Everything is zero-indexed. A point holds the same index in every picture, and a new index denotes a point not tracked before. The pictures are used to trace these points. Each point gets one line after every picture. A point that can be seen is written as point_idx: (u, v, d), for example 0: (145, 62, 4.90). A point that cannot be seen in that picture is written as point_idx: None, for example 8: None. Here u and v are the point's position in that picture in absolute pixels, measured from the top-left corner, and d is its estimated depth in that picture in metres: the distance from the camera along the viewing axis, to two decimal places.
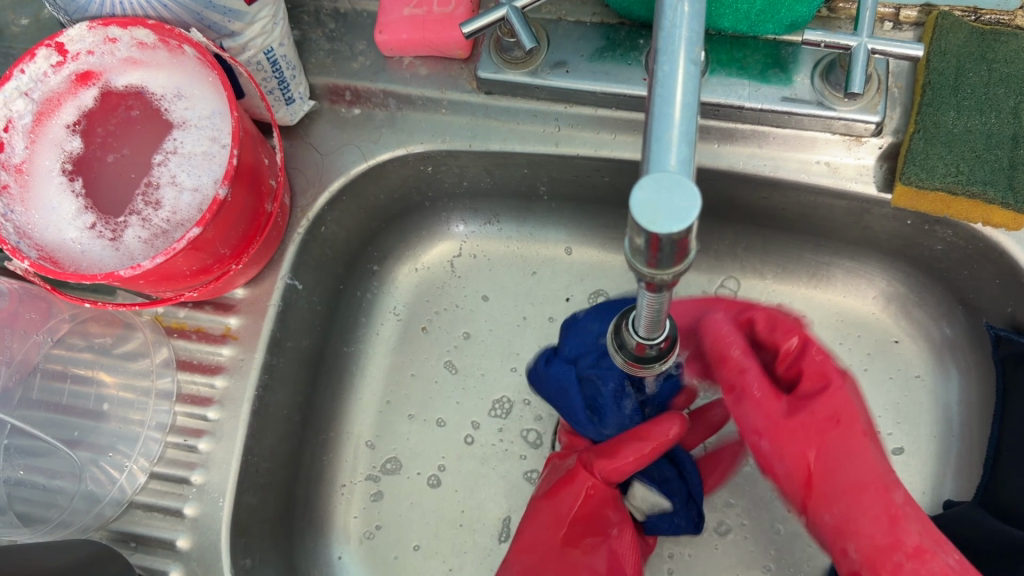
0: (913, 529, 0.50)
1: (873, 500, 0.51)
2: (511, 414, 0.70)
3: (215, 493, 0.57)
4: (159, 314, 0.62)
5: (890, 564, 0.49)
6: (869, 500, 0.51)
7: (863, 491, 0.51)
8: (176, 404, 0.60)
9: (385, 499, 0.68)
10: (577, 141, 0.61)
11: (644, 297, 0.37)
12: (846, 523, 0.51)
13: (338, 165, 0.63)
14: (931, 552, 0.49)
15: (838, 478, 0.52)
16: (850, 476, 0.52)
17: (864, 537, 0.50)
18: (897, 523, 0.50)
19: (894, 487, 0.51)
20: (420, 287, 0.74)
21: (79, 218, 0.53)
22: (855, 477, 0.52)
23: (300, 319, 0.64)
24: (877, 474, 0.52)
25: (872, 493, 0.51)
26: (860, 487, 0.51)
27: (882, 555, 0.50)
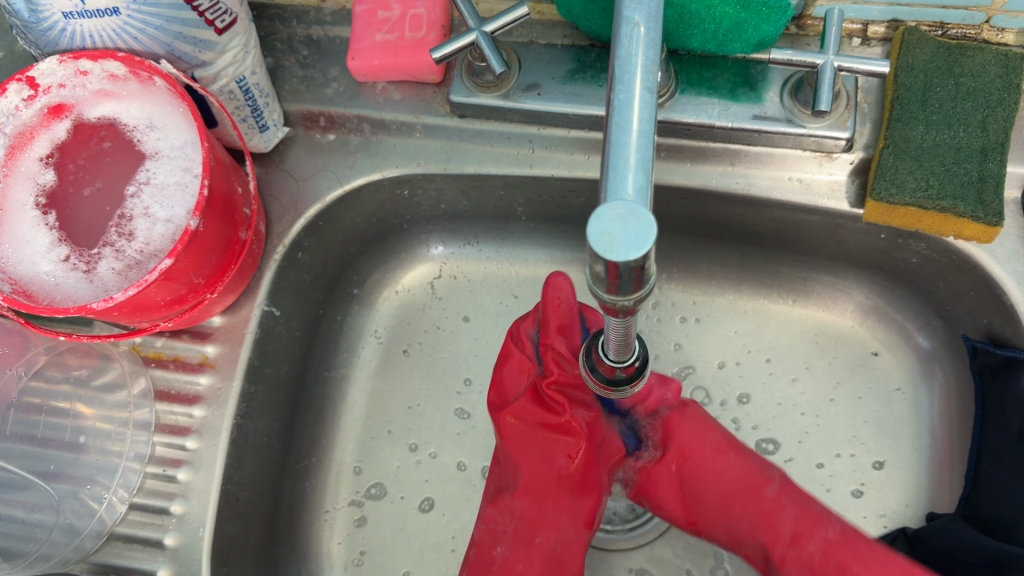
0: (767, 488, 0.58)
1: (744, 505, 0.59)
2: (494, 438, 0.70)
3: (195, 523, 0.57)
4: (136, 343, 0.62)
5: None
6: (727, 480, 0.60)
7: (733, 501, 0.59)
8: (155, 435, 0.59)
9: (369, 525, 0.68)
10: (551, 162, 0.61)
11: (609, 321, 0.37)
12: (707, 514, 0.60)
13: (314, 191, 0.63)
14: (836, 551, 0.55)
15: (712, 495, 0.60)
16: (716, 479, 0.60)
17: (764, 533, 0.58)
18: (800, 542, 0.56)
19: (767, 488, 0.58)
20: (400, 309, 0.74)
21: (52, 250, 0.53)
22: (728, 486, 0.59)
23: (278, 345, 0.64)
24: (743, 479, 0.59)
25: (744, 484, 0.59)
26: (728, 502, 0.59)
27: (734, 484, 0.59)
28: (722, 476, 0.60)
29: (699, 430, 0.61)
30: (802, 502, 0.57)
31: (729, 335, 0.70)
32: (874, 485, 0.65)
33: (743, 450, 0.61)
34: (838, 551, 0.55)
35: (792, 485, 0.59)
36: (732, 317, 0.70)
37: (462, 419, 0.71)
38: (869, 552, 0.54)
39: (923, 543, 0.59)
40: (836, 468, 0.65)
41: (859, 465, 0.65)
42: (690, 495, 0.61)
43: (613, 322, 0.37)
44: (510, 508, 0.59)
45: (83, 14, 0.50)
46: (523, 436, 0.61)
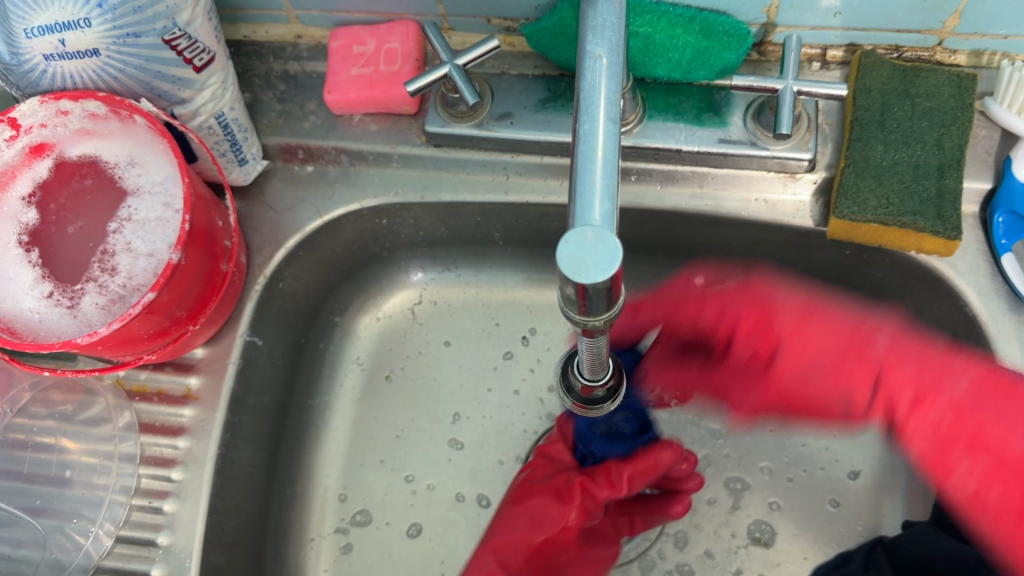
0: (944, 402, 0.53)
1: (853, 367, 0.56)
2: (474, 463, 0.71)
3: (182, 554, 0.58)
4: (121, 377, 0.62)
5: (975, 428, 0.52)
6: (895, 377, 0.54)
7: (894, 367, 0.55)
8: (140, 467, 0.60)
9: (355, 552, 0.69)
10: (526, 188, 0.63)
11: (583, 343, 0.39)
12: (796, 380, 0.58)
13: (294, 222, 0.64)
14: (969, 408, 0.52)
15: (812, 382, 0.57)
16: (823, 371, 0.57)
17: (885, 395, 0.55)
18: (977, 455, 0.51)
19: (876, 341, 0.56)
20: (382, 335, 0.75)
21: (36, 287, 0.54)
22: (832, 347, 0.57)
23: (261, 374, 0.65)
24: (848, 338, 0.56)
25: (951, 402, 0.53)
26: (887, 365, 0.55)
27: (919, 366, 0.54)
28: (831, 338, 0.57)
29: (820, 331, 0.57)
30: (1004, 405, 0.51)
31: None
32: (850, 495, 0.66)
33: (816, 316, 0.58)
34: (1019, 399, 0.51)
35: (957, 374, 0.53)
36: None
37: (455, 449, 0.72)
38: (1008, 405, 0.51)
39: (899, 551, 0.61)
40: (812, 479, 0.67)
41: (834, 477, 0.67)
42: (903, 416, 0.55)
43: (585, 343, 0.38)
44: (534, 508, 0.63)
45: (64, 56, 0.51)
46: (523, 513, 0.63)
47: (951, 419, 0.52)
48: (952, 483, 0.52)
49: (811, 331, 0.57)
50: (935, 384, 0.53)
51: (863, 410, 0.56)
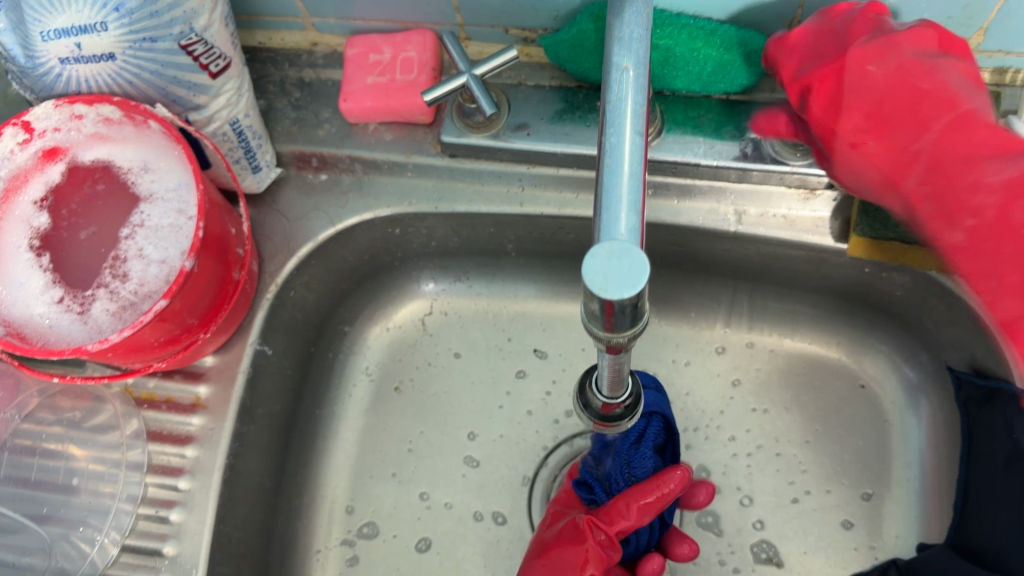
0: (923, 140, 0.47)
1: (919, 128, 0.47)
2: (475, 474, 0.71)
3: (188, 565, 0.57)
4: (129, 384, 0.61)
5: (909, 110, 0.47)
6: (893, 128, 0.48)
7: (891, 118, 0.48)
8: (147, 475, 0.59)
9: (361, 564, 0.69)
10: (541, 200, 0.62)
11: (604, 359, 0.38)
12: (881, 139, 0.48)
13: (306, 231, 0.63)
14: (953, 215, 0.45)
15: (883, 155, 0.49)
16: (905, 129, 0.48)
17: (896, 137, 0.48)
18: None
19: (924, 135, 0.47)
20: (392, 345, 0.75)
21: (46, 292, 0.54)
22: (909, 129, 0.47)
23: (271, 384, 0.64)
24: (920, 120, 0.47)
25: (947, 132, 0.46)
26: (881, 119, 0.48)
27: (895, 97, 0.48)
28: (891, 132, 0.48)
29: (898, 97, 0.48)
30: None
31: (719, 369, 0.70)
32: (864, 516, 0.65)
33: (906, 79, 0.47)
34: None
35: (959, 92, 0.47)
36: (722, 351, 0.71)
37: (471, 467, 0.71)
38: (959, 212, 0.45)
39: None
40: (826, 500, 0.66)
41: (849, 497, 0.66)
42: (896, 172, 0.49)
43: (607, 357, 0.38)
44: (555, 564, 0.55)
45: (79, 60, 0.51)
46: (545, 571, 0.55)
47: (932, 181, 0.47)
48: (861, 152, 0.50)
49: (838, 125, 0.50)
50: (940, 111, 0.47)
51: (902, 184, 0.49)
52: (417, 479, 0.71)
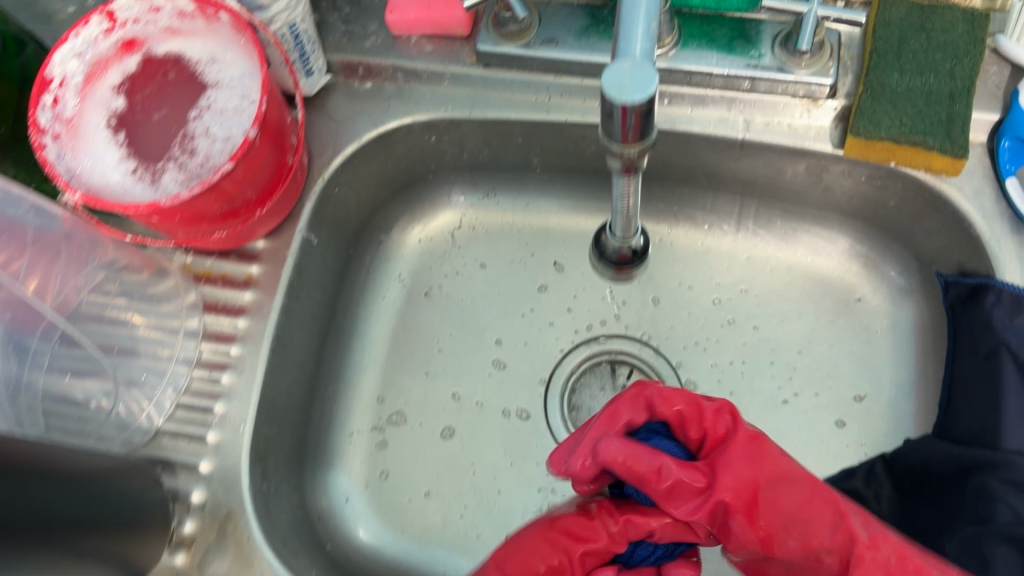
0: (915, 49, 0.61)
1: (811, 513, 0.54)
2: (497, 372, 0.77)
3: (237, 421, 0.64)
4: (187, 263, 0.69)
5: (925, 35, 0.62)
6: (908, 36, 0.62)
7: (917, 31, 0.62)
8: (202, 342, 0.66)
9: (388, 448, 0.76)
10: (566, 108, 0.67)
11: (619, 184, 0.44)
12: (806, 536, 0.54)
13: (352, 132, 0.69)
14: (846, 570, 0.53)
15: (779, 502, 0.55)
16: (788, 502, 0.55)
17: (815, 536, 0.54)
18: (876, 544, 0.53)
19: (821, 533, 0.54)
20: (423, 255, 0.81)
21: (122, 163, 0.60)
22: (793, 499, 0.55)
23: (315, 270, 0.71)
24: (805, 481, 0.56)
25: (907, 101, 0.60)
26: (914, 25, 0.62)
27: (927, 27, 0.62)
28: (813, 523, 0.54)
29: (793, 497, 0.55)
30: (739, 443, 0.57)
31: (725, 281, 0.76)
32: (854, 414, 0.71)
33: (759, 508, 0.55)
34: (812, 490, 0.55)
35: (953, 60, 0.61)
36: (730, 265, 0.77)
37: (498, 368, 0.77)
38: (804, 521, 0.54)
39: (899, 464, 0.66)
40: (820, 399, 0.72)
41: (842, 398, 0.72)
42: None
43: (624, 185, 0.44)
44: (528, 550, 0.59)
45: None
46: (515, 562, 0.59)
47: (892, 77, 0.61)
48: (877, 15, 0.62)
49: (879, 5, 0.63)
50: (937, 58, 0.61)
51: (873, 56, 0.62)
52: (444, 375, 0.78)
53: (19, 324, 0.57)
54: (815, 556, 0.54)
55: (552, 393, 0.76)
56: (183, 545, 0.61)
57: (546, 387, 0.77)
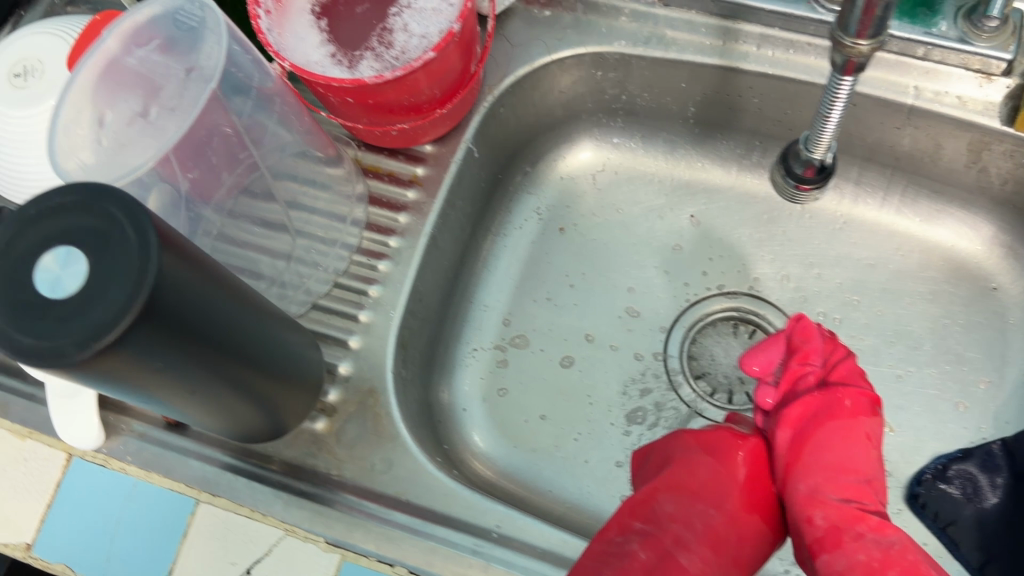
0: None
1: (845, 479, 0.62)
2: (622, 312, 0.79)
3: (388, 307, 0.68)
4: (358, 156, 0.72)
5: None
6: None
7: None
8: (364, 231, 0.70)
9: (509, 368, 0.79)
10: (738, 55, 0.69)
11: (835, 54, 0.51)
12: (818, 490, 0.61)
13: (525, 55, 0.72)
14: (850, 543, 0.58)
15: (822, 461, 0.63)
16: (829, 459, 0.63)
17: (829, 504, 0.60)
18: (883, 532, 0.58)
19: (826, 497, 0.61)
20: (562, 192, 0.84)
21: (322, 47, 0.64)
22: (832, 460, 0.63)
23: (469, 183, 0.74)
24: (852, 462, 0.63)
25: None
26: None
27: None
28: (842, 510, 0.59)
29: (834, 462, 0.62)
30: (847, 423, 0.64)
31: (859, 254, 0.78)
32: (976, 399, 0.72)
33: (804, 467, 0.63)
34: (853, 481, 0.62)
35: None
36: (866, 239, 0.78)
37: (631, 317, 0.79)
38: (837, 483, 0.61)
39: None
40: (942, 379, 0.73)
41: (964, 381, 0.73)
42: None
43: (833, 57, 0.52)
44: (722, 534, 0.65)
45: None
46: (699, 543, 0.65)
47: None
48: None
49: None
50: None
51: None
52: (571, 307, 0.80)
53: (196, 190, 0.55)
54: (807, 514, 0.60)
55: (672, 340, 0.78)
56: (325, 414, 0.65)
57: (666, 335, 0.78)
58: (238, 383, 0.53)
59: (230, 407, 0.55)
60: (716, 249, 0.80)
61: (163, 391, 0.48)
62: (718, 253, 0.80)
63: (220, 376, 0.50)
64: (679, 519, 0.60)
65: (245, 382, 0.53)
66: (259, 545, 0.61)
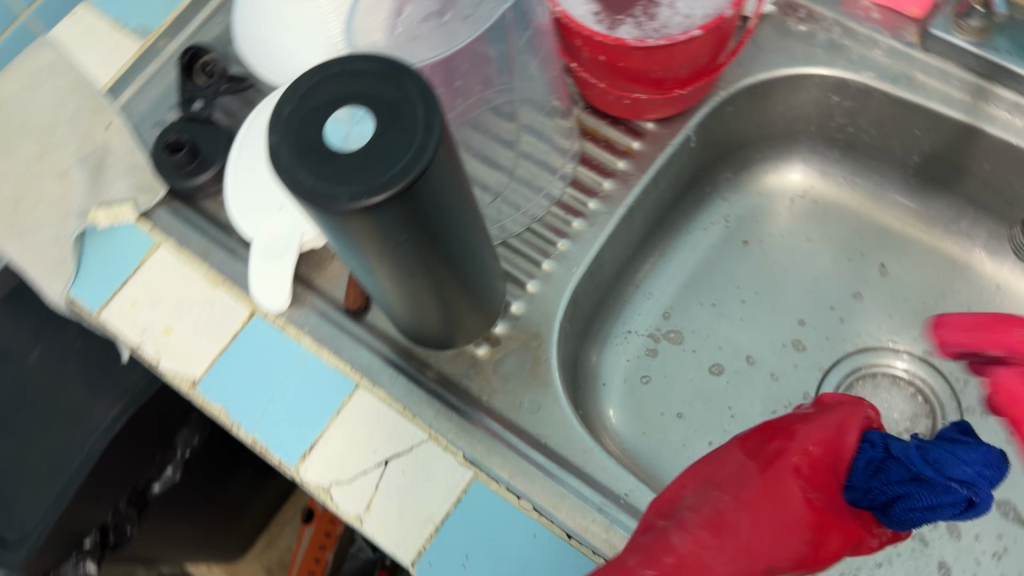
0: None
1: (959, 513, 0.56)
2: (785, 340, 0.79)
3: (572, 263, 0.70)
4: (582, 117, 0.75)
5: None
6: None
7: None
8: (568, 187, 0.72)
9: (658, 357, 0.80)
10: (985, 115, 0.68)
11: None
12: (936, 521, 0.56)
13: (769, 62, 0.73)
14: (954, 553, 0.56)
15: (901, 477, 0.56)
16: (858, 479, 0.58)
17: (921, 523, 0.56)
18: None
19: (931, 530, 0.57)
20: (757, 206, 0.85)
21: (588, 4, 0.67)
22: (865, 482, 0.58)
23: (676, 170, 0.76)
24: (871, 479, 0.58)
25: None
26: None
27: None
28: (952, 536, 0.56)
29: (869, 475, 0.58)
30: None
31: None
32: None
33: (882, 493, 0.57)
34: None
35: None
36: None
37: (795, 348, 0.79)
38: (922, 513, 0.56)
39: None
40: None
41: None
42: None
43: None
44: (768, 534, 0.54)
45: None
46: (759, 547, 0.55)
47: None
48: None
49: None
50: None
51: None
52: (735, 318, 0.81)
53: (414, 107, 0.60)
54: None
55: (829, 380, 0.78)
56: (488, 342, 0.68)
57: (823, 374, 0.78)
58: (441, 282, 0.55)
59: (423, 302, 0.57)
60: (897, 304, 0.79)
61: (385, 268, 0.51)
62: (898, 308, 0.79)
63: (433, 270, 0.53)
64: (710, 519, 0.54)
65: (446, 284, 0.56)
66: (402, 442, 0.64)
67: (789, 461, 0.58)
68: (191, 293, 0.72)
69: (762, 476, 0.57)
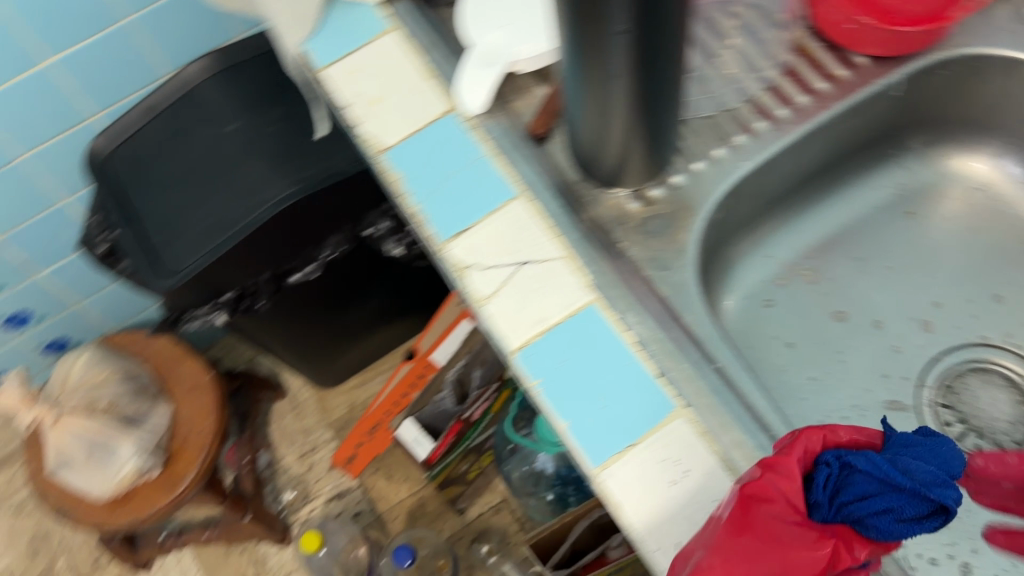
0: None
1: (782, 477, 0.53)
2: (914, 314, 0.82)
3: (743, 157, 0.74)
4: (800, 37, 0.79)
5: None
6: None
7: None
8: (764, 91, 0.76)
9: (787, 286, 0.83)
10: None
11: None
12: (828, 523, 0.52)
13: (996, 38, 0.76)
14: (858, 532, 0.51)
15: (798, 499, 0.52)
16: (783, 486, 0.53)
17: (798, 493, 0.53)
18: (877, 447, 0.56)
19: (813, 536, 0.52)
20: (932, 183, 0.87)
21: None
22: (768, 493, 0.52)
23: (872, 113, 0.79)
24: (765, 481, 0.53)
25: None
26: None
27: None
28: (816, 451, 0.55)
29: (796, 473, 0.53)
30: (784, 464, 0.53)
31: None
32: None
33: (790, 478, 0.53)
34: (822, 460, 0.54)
35: None
36: None
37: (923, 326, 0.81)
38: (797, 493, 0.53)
39: None
40: None
41: None
42: None
43: None
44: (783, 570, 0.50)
45: None
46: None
47: None
48: None
49: None
50: None
51: None
52: (873, 275, 0.84)
53: None
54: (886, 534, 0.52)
55: (945, 360, 0.80)
56: (643, 200, 0.73)
57: (940, 352, 0.80)
58: (634, 101, 0.61)
59: (611, 120, 0.63)
60: None
61: (595, 62, 0.57)
62: None
63: (632, 81, 0.59)
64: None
65: (639, 106, 0.62)
66: (540, 253, 0.70)
67: (767, 513, 0.51)
68: (406, 78, 0.80)
69: (738, 518, 0.51)
